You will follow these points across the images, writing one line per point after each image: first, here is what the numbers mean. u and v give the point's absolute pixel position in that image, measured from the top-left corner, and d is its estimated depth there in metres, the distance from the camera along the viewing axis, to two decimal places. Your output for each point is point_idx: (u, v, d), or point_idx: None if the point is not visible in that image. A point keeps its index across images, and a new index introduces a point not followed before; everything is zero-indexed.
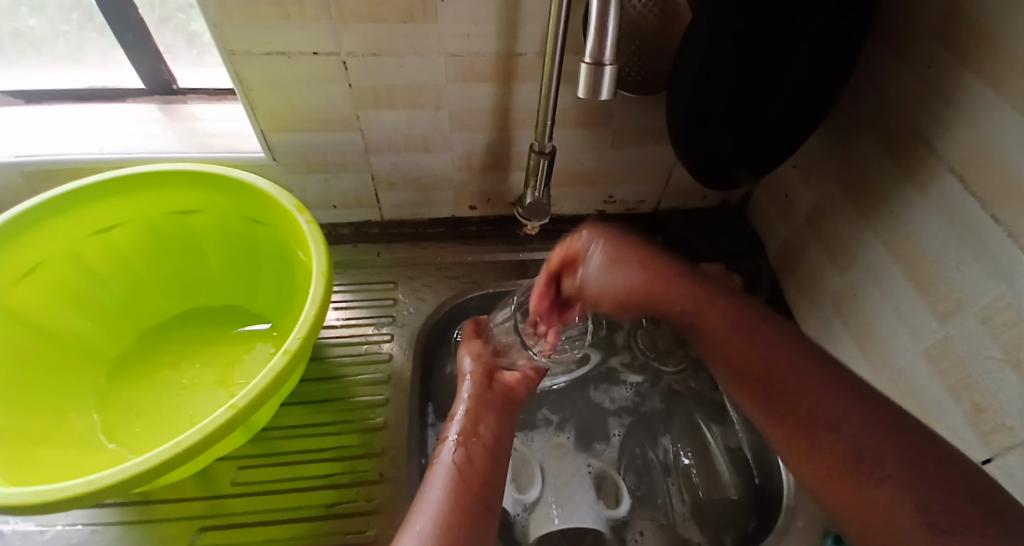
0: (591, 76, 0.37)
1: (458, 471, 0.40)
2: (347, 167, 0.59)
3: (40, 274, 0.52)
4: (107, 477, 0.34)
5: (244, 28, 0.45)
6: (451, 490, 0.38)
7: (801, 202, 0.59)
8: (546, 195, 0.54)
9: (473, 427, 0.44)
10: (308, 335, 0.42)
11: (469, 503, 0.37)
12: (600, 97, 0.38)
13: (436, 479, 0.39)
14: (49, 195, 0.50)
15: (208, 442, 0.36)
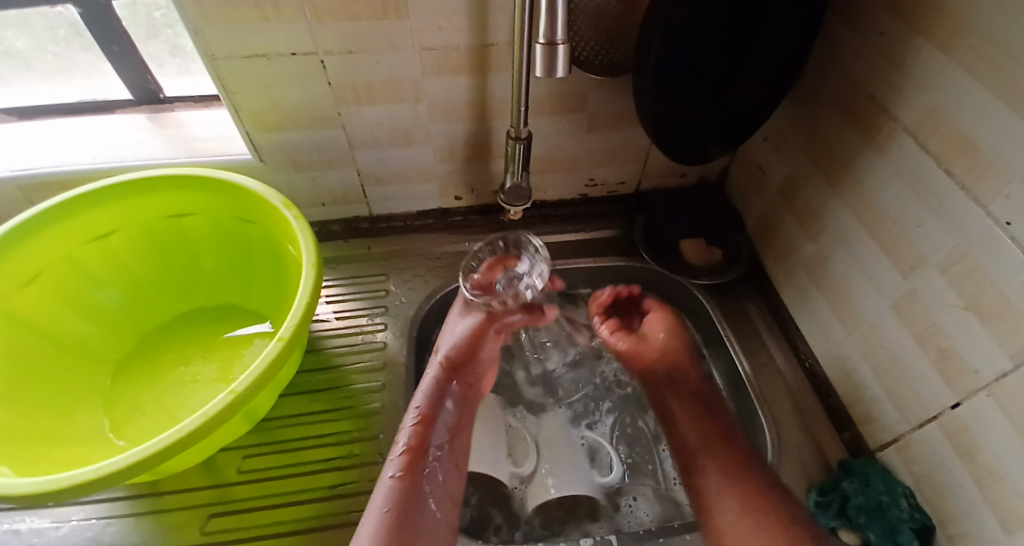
0: (546, 55, 0.39)
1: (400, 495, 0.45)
2: (332, 164, 0.61)
3: (41, 281, 0.54)
4: (116, 463, 0.36)
5: (224, 32, 0.46)
6: (388, 520, 0.44)
7: (774, 175, 0.61)
8: (525, 179, 0.55)
9: (424, 444, 0.49)
10: (300, 323, 0.44)
11: (399, 526, 0.44)
12: (557, 75, 0.40)
13: (376, 503, 0.44)
14: (49, 204, 0.51)
15: (211, 425, 0.38)
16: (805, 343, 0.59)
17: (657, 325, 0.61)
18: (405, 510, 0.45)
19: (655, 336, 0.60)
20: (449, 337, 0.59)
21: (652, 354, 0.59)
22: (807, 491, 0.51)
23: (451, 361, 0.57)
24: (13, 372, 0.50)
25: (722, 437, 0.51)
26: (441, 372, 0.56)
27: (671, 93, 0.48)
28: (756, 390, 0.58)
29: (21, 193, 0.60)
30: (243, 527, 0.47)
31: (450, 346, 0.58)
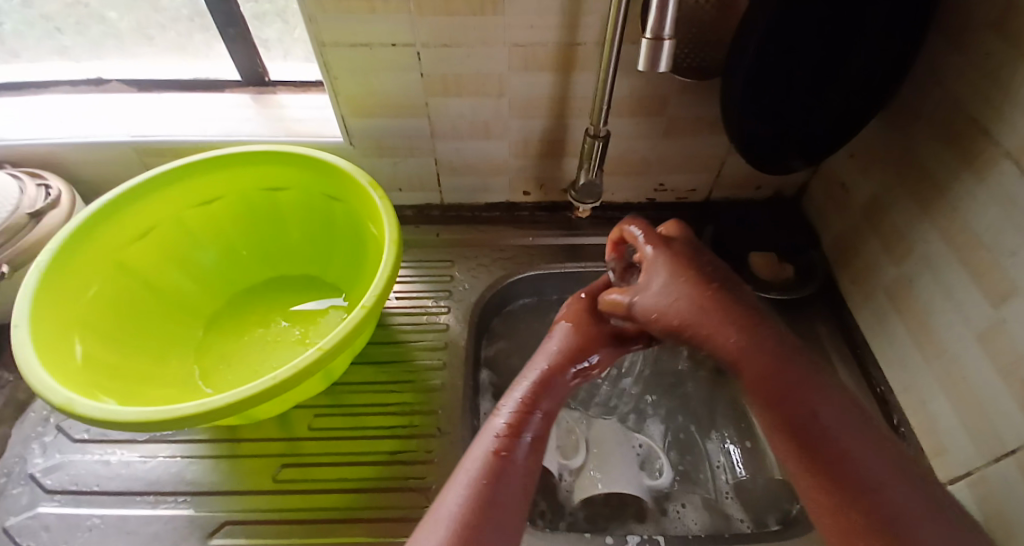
0: (652, 51, 0.38)
1: (506, 438, 0.37)
2: (414, 152, 0.65)
3: (150, 238, 0.60)
4: (211, 403, 0.40)
5: (337, 21, 0.50)
6: (493, 458, 0.36)
7: (858, 193, 0.59)
8: (599, 177, 0.56)
9: (535, 401, 0.40)
10: (381, 294, 0.47)
11: (499, 478, 0.35)
12: (659, 69, 0.39)
13: (479, 441, 0.37)
14: (163, 168, 0.57)
15: (297, 379, 0.42)
16: (878, 369, 0.56)
17: (653, 261, 0.41)
18: (499, 484, 0.34)
19: (645, 299, 0.40)
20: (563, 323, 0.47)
21: (662, 313, 0.39)
22: None
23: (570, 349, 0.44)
24: (114, 317, 0.56)
25: (791, 423, 0.34)
26: (559, 354, 0.44)
27: (758, 103, 0.49)
28: None
29: (136, 155, 0.67)
30: (310, 479, 0.51)
31: (569, 332, 0.46)
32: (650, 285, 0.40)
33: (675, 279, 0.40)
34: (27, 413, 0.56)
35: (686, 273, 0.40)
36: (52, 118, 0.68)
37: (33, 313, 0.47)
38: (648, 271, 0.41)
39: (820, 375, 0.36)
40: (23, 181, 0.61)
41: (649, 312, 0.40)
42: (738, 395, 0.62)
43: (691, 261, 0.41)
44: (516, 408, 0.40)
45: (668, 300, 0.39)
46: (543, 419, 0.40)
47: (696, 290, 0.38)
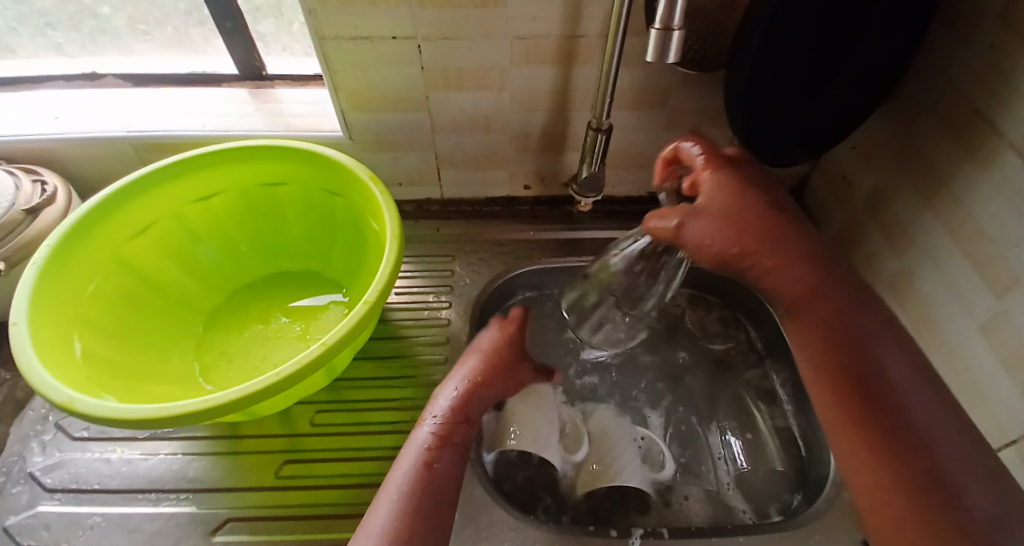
0: (660, 41, 0.38)
1: (432, 451, 0.40)
2: (414, 146, 0.64)
3: (150, 234, 0.59)
4: (215, 398, 0.40)
5: (337, 13, 0.50)
6: (421, 468, 0.39)
7: (860, 185, 0.59)
8: (601, 170, 0.56)
9: (454, 416, 0.42)
10: (384, 288, 0.47)
11: (427, 488, 0.38)
12: (667, 61, 0.38)
13: (410, 452, 0.40)
14: (162, 163, 0.57)
15: (301, 373, 0.42)
16: None
17: (711, 188, 0.39)
18: (425, 495, 0.37)
19: (698, 222, 0.39)
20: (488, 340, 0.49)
21: (723, 246, 0.38)
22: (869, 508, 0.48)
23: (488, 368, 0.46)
24: (114, 313, 0.56)
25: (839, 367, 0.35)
26: (475, 371, 0.46)
27: (761, 98, 0.49)
28: None
29: (133, 152, 0.66)
30: (313, 475, 0.51)
31: (489, 350, 0.47)
32: (707, 206, 0.39)
33: (736, 204, 0.38)
34: (26, 411, 0.56)
35: (749, 205, 0.38)
36: (46, 114, 0.67)
37: (31, 312, 0.46)
38: (705, 196, 0.39)
39: (878, 321, 0.37)
40: (18, 177, 0.60)
41: (705, 245, 0.39)
42: (741, 390, 0.63)
43: (753, 191, 0.39)
44: (441, 421, 0.42)
45: (730, 231, 0.38)
46: (462, 433, 0.42)
47: (756, 222, 0.38)
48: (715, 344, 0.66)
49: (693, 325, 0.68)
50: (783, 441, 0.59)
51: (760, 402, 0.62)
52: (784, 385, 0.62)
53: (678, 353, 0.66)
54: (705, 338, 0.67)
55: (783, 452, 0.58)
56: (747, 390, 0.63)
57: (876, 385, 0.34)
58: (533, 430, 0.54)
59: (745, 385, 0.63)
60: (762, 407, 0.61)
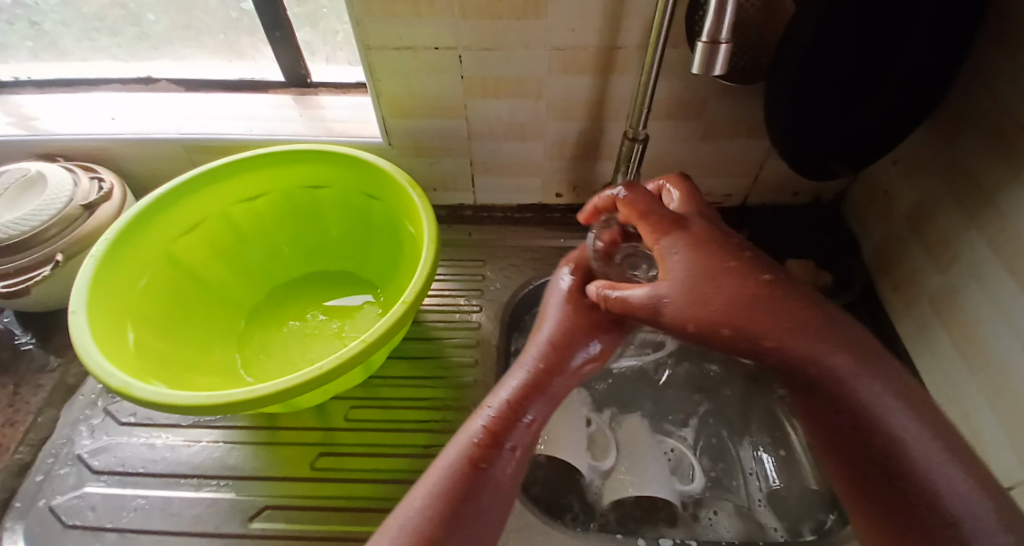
0: (707, 54, 0.38)
1: (488, 439, 0.35)
2: (450, 152, 0.66)
3: (198, 231, 0.62)
4: (259, 390, 0.41)
5: (383, 24, 0.52)
6: (468, 463, 0.34)
7: (901, 200, 0.58)
8: (636, 179, 0.57)
9: (525, 393, 0.37)
10: (421, 290, 0.48)
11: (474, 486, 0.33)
12: (713, 73, 0.39)
13: (457, 444, 0.35)
14: (213, 164, 0.59)
15: (342, 369, 0.43)
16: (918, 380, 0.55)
17: (670, 250, 0.35)
18: (472, 497, 0.33)
19: (648, 295, 0.34)
20: (553, 311, 0.42)
21: (702, 320, 0.32)
22: None
23: (563, 336, 0.40)
24: (163, 306, 0.58)
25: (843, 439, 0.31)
26: (552, 340, 0.40)
27: (804, 112, 0.49)
28: None
29: (185, 152, 0.69)
30: (347, 469, 0.52)
31: (565, 314, 0.41)
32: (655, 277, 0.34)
33: (693, 269, 0.33)
34: (77, 396, 0.59)
35: (718, 265, 0.33)
36: (106, 115, 0.71)
37: (90, 302, 0.49)
38: (663, 261, 0.35)
39: (886, 376, 0.31)
40: (77, 175, 0.64)
41: (679, 318, 0.33)
42: (773, 404, 0.61)
43: (721, 249, 0.34)
44: (500, 409, 0.36)
45: (704, 304, 0.32)
46: (527, 424, 0.37)
47: (722, 287, 0.32)
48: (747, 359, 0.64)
49: None
50: None
51: (794, 418, 0.60)
52: None
53: (707, 365, 0.64)
54: None
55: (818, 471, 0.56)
56: (781, 406, 0.61)
57: (890, 461, 0.29)
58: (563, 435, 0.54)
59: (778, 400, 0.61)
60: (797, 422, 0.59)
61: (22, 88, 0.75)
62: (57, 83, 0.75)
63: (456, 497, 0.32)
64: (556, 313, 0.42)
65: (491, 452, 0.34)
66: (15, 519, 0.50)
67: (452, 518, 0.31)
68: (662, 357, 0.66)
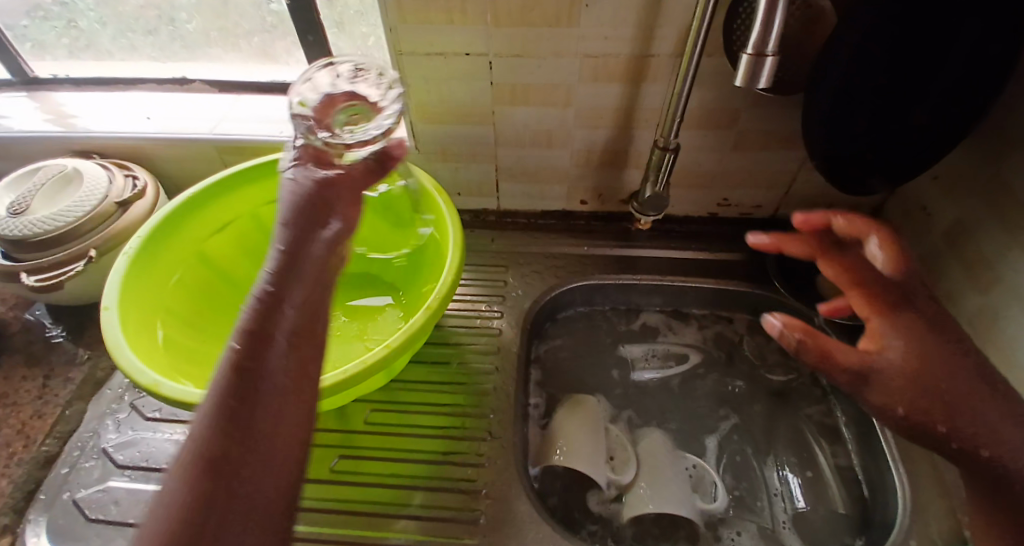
0: (751, 66, 0.37)
1: (257, 340, 0.29)
2: (476, 158, 0.66)
3: (229, 230, 0.63)
4: None
5: (416, 31, 0.52)
6: (240, 369, 0.28)
7: (940, 217, 0.56)
8: (665, 189, 0.56)
9: (274, 285, 0.32)
10: (444, 296, 0.48)
11: (260, 395, 0.28)
12: (758, 87, 0.38)
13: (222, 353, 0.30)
14: (245, 165, 0.60)
15: (365, 373, 0.43)
16: None
17: (886, 332, 0.31)
18: (257, 405, 0.28)
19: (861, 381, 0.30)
20: (286, 190, 0.36)
21: (905, 412, 0.29)
22: None
23: (305, 211, 0.35)
24: (193, 302, 0.60)
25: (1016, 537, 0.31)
26: (291, 220, 0.34)
27: (844, 127, 0.48)
28: (890, 445, 0.53)
29: (217, 153, 0.71)
30: (365, 472, 0.52)
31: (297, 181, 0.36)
32: (877, 362, 0.30)
33: (913, 363, 0.30)
34: (104, 390, 0.60)
35: (937, 362, 0.30)
36: (141, 115, 0.73)
37: (123, 300, 0.50)
38: (882, 344, 0.31)
39: None
40: (112, 172, 0.65)
41: (884, 408, 0.30)
42: (799, 423, 0.60)
43: (941, 351, 0.31)
44: (252, 306, 0.31)
45: (924, 400, 0.29)
46: (279, 306, 0.31)
47: (936, 381, 0.30)
48: (774, 374, 0.64)
49: (751, 353, 0.66)
50: (846, 483, 0.55)
51: (822, 441, 0.59)
52: (848, 423, 0.58)
53: (732, 382, 0.64)
54: (764, 368, 0.64)
55: (845, 494, 0.55)
56: (808, 426, 0.60)
57: None
58: (581, 447, 0.54)
59: (806, 419, 0.60)
60: (825, 445, 0.58)
61: (63, 86, 0.78)
62: (96, 82, 0.77)
63: (241, 409, 0.27)
64: (297, 192, 0.35)
65: (255, 367, 0.29)
66: (39, 511, 0.51)
67: (223, 463, 0.26)
68: (686, 370, 0.66)
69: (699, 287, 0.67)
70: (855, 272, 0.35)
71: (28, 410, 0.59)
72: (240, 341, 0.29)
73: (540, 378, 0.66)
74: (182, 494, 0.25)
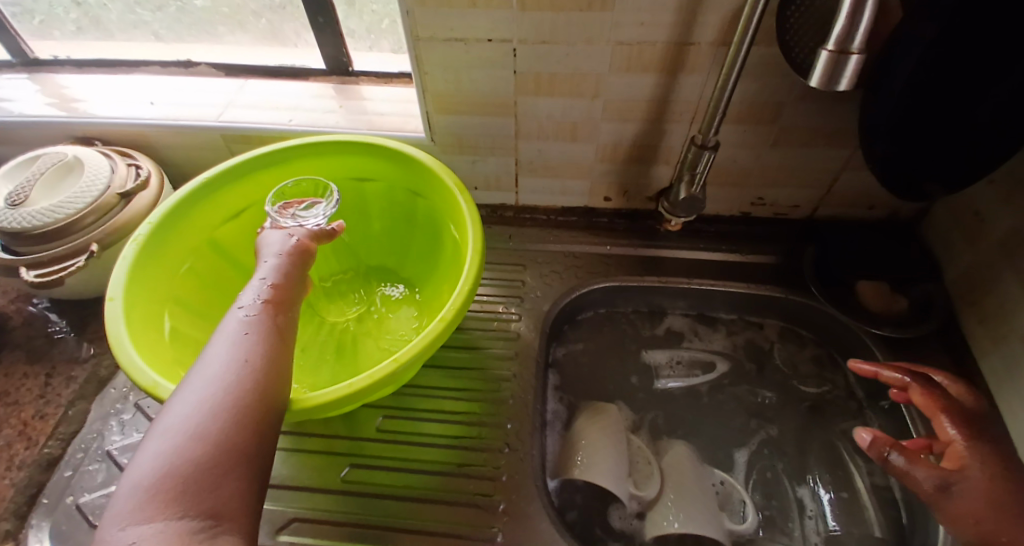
0: (832, 65, 0.33)
1: (265, 306, 0.36)
2: (495, 151, 0.62)
3: (243, 218, 0.61)
4: None
5: (434, 15, 0.48)
6: (255, 318, 0.34)
7: (997, 223, 0.51)
8: (701, 189, 0.52)
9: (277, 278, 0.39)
10: (460, 304, 0.45)
11: (273, 337, 0.34)
12: (837, 88, 0.35)
13: (232, 314, 0.35)
14: (261, 152, 0.58)
15: (371, 387, 0.40)
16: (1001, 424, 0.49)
17: (967, 460, 0.40)
18: (269, 342, 0.33)
19: (950, 488, 0.39)
20: (279, 240, 0.43)
21: (977, 521, 0.37)
22: None
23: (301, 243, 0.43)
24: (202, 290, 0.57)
25: None
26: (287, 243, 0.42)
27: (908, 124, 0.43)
28: None
29: (224, 141, 0.67)
30: (374, 482, 0.50)
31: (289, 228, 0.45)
32: (960, 479, 0.39)
33: (988, 479, 0.38)
34: (108, 389, 0.58)
35: (1010, 486, 0.38)
36: (144, 99, 0.70)
37: (128, 290, 0.47)
38: (962, 465, 0.40)
39: None
40: (114, 161, 0.62)
41: (960, 517, 0.38)
42: (833, 438, 0.57)
43: (1013, 475, 0.39)
44: (262, 286, 0.38)
45: (1000, 519, 0.36)
46: (282, 290, 0.38)
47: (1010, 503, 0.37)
48: (808, 385, 0.60)
49: (782, 362, 0.62)
50: (881, 504, 0.52)
51: (857, 457, 0.55)
52: None
53: (761, 392, 0.61)
54: (796, 378, 0.61)
55: (881, 516, 0.51)
56: (843, 443, 0.56)
57: None
58: (602, 460, 0.50)
59: (840, 435, 0.57)
60: (860, 462, 0.55)
61: (65, 69, 0.75)
62: (100, 66, 0.74)
63: (263, 342, 0.33)
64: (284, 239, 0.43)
65: (274, 321, 0.35)
66: (42, 516, 0.49)
67: (259, 373, 0.31)
68: (712, 378, 0.62)
69: (728, 291, 0.64)
70: (945, 408, 0.43)
71: (31, 410, 0.57)
72: (259, 305, 0.36)
73: (557, 382, 0.63)
74: (225, 384, 0.29)
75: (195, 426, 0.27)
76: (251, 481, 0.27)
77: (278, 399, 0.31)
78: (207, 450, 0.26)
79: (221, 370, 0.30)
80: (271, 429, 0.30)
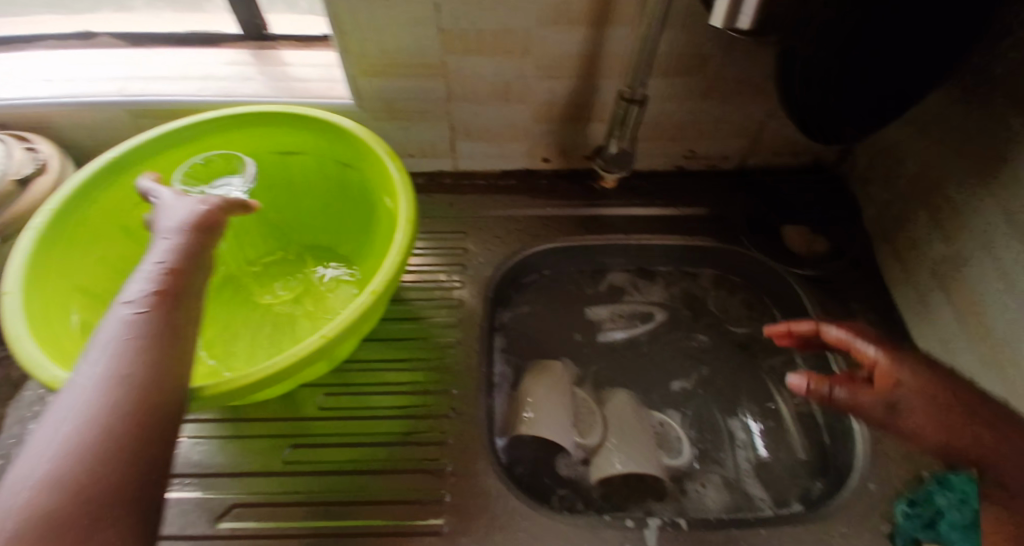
0: (732, 3, 0.34)
1: (153, 302, 0.31)
2: (427, 115, 0.60)
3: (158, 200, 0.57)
4: (209, 385, 0.37)
5: None
6: (139, 321, 0.30)
7: (907, 165, 0.55)
8: (631, 145, 0.53)
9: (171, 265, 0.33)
10: (391, 276, 0.44)
11: (161, 344, 0.29)
12: (739, 27, 0.36)
13: (112, 315, 0.30)
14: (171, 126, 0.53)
15: (300, 365, 0.39)
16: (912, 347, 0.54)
17: (897, 370, 0.34)
18: (156, 352, 0.29)
19: (906, 406, 0.33)
20: (185, 211, 0.38)
21: (934, 431, 0.32)
22: (893, 499, 0.48)
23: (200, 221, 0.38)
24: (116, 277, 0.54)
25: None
26: (186, 222, 0.37)
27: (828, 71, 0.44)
28: None
29: (130, 117, 0.62)
30: (319, 460, 0.49)
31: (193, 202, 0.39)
32: (903, 394, 0.33)
33: (925, 382, 0.33)
34: (22, 392, 0.54)
35: (938, 386, 0.33)
36: (33, 74, 0.63)
37: (27, 281, 0.43)
38: (894, 378, 0.34)
39: None
40: (10, 145, 0.56)
41: (920, 433, 0.32)
42: (762, 374, 0.61)
43: (943, 376, 0.33)
44: (150, 276, 0.32)
45: (948, 423, 0.32)
46: (179, 281, 0.33)
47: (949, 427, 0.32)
48: (738, 328, 0.64)
49: (716, 308, 0.65)
50: (804, 429, 0.57)
51: (783, 389, 0.59)
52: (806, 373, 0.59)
53: (697, 337, 0.64)
54: (727, 321, 0.64)
55: (804, 439, 0.56)
56: (771, 379, 0.60)
57: None
58: (548, 413, 0.52)
59: (767, 372, 0.61)
60: (785, 393, 0.59)
61: None
62: None
63: (148, 354, 0.28)
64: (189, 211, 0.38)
65: (165, 323, 0.30)
66: None
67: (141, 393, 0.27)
68: (653, 329, 0.64)
69: (667, 246, 0.65)
70: (857, 332, 0.38)
71: None
72: (146, 303, 0.31)
73: (503, 342, 0.63)
74: (98, 410, 0.25)
75: (55, 466, 0.23)
76: (135, 523, 0.24)
77: (165, 424, 0.27)
78: (67, 496, 0.22)
79: (93, 394, 0.26)
80: (162, 458, 0.26)
